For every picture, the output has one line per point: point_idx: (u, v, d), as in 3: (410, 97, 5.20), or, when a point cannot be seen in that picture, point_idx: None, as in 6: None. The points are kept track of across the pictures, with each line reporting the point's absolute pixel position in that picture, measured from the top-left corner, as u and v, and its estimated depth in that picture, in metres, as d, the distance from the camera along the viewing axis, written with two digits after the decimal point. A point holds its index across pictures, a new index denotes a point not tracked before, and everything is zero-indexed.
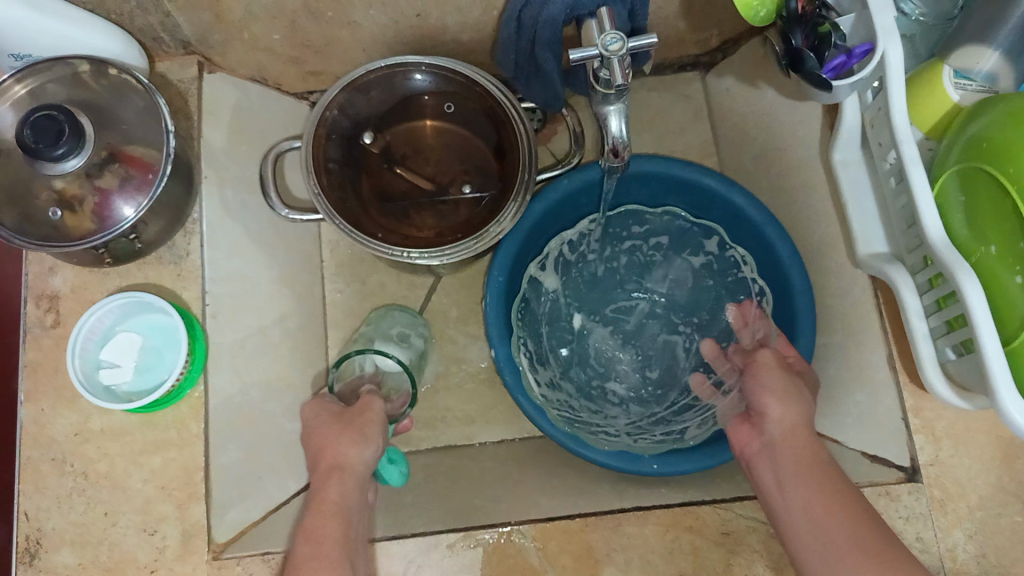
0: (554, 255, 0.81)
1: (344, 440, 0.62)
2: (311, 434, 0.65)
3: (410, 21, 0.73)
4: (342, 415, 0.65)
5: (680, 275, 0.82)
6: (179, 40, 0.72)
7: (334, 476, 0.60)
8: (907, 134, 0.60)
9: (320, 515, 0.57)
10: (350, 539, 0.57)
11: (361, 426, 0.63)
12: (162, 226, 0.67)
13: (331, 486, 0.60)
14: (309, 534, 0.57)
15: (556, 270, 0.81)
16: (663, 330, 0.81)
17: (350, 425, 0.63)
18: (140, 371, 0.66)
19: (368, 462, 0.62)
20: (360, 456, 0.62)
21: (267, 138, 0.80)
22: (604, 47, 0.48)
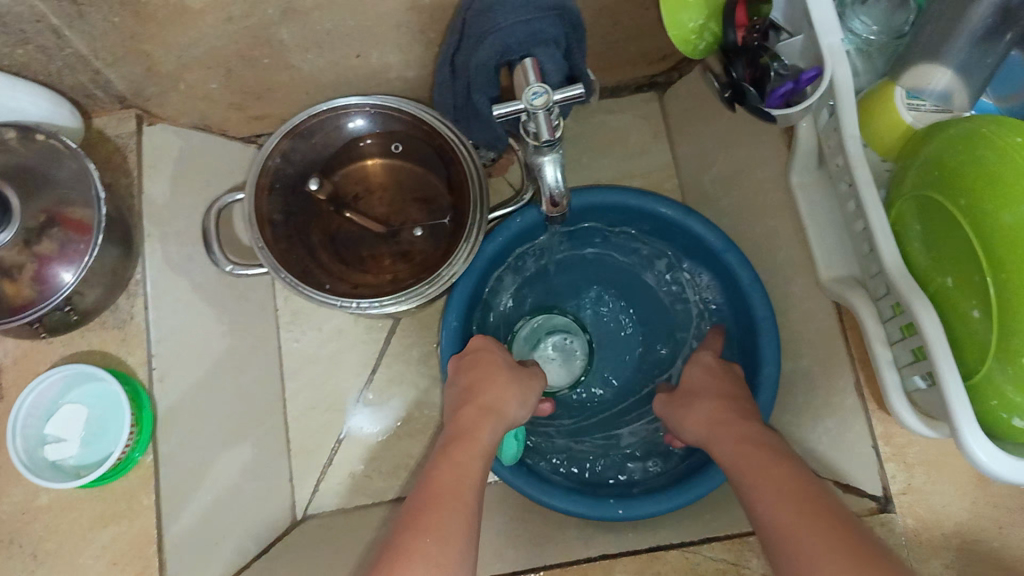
0: (514, 264, 0.79)
1: (510, 392, 0.65)
2: (474, 368, 0.67)
3: (350, 62, 0.71)
4: (515, 369, 0.68)
5: (638, 288, 0.81)
6: (114, 94, 0.70)
7: (488, 420, 0.61)
8: (861, 158, 0.58)
9: (469, 450, 0.57)
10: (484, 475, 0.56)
11: (529, 384, 0.67)
12: (101, 293, 0.65)
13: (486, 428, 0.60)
14: (458, 467, 0.55)
15: (517, 275, 0.80)
16: (619, 339, 0.82)
17: (515, 374, 0.67)
18: (86, 442, 0.64)
19: (512, 419, 0.64)
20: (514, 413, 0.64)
21: (213, 187, 0.79)
22: (527, 103, 0.46)
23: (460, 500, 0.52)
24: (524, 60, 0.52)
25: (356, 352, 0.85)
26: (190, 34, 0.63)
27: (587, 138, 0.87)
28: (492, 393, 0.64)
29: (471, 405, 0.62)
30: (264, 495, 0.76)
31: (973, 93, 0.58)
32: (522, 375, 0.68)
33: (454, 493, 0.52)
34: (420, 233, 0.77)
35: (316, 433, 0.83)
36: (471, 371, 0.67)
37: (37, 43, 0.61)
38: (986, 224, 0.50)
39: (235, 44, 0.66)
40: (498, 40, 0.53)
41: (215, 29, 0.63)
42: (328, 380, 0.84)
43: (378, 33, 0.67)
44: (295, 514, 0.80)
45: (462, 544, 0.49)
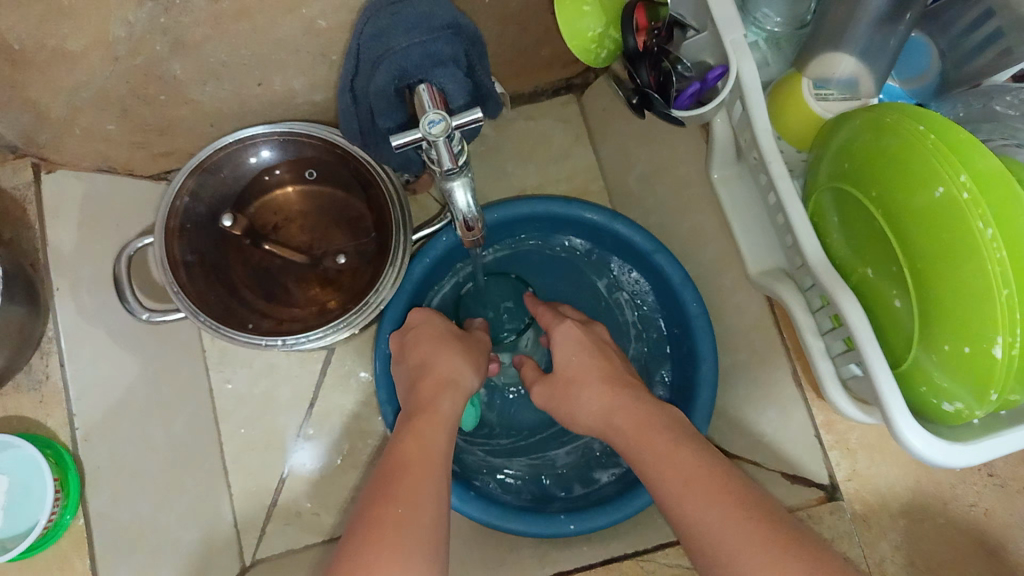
0: (460, 270, 0.78)
1: (460, 363, 0.62)
2: (420, 348, 0.63)
3: (252, 91, 0.68)
4: (459, 341, 0.65)
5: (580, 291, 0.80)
6: (5, 143, 0.66)
7: (448, 393, 0.58)
8: (774, 152, 0.58)
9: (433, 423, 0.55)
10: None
11: (475, 349, 0.65)
12: (10, 354, 0.61)
13: (445, 398, 0.58)
14: (422, 436, 0.53)
15: (455, 280, 0.79)
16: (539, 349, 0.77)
17: (464, 344, 0.65)
18: (10, 511, 0.61)
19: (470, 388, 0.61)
20: (468, 381, 0.61)
21: (122, 231, 0.75)
22: (425, 131, 0.45)
23: (430, 471, 0.50)
24: (419, 89, 0.50)
25: (292, 386, 0.83)
26: (77, 77, 0.60)
27: (509, 146, 0.85)
28: (444, 368, 0.61)
29: (429, 379, 0.60)
30: (208, 543, 0.73)
31: (880, 78, 0.58)
32: (464, 344, 0.65)
33: (419, 464, 0.50)
34: (344, 260, 0.75)
35: (259, 473, 0.81)
36: (422, 347, 0.64)
37: None
38: (896, 211, 0.50)
39: (127, 83, 0.63)
40: (395, 63, 0.52)
41: (103, 69, 0.60)
42: (263, 418, 0.82)
43: (277, 60, 0.65)
44: (243, 559, 0.77)
45: (430, 557, 0.44)
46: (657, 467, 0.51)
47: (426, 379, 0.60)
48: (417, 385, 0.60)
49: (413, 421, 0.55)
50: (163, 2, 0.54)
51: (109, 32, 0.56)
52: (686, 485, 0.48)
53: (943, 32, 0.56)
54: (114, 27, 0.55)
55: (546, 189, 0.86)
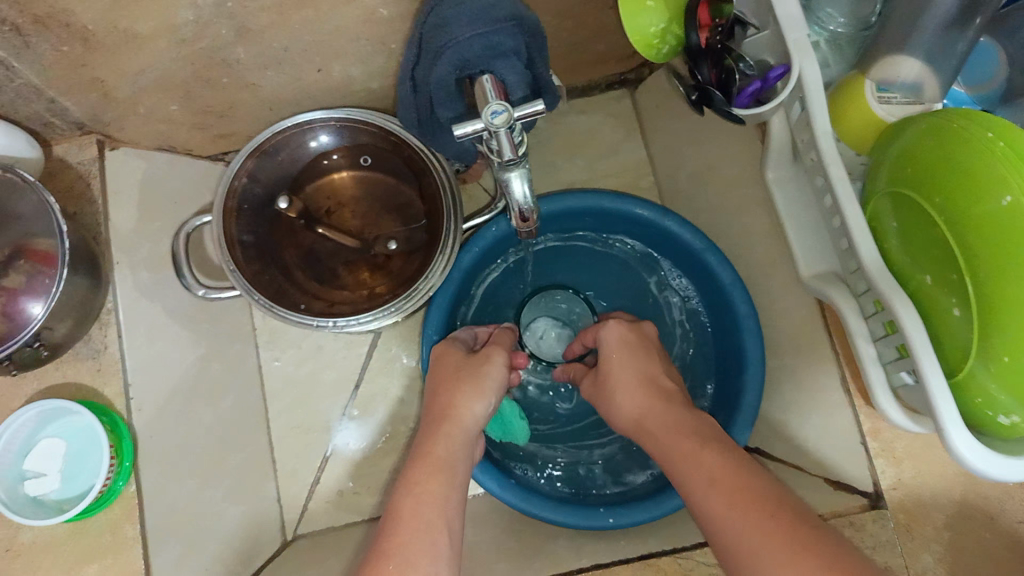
0: (510, 259, 0.79)
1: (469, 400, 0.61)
2: (435, 378, 0.65)
3: (311, 77, 0.69)
4: (465, 363, 0.65)
5: (627, 288, 0.80)
6: (72, 121, 0.69)
7: (443, 425, 0.59)
8: (834, 155, 0.57)
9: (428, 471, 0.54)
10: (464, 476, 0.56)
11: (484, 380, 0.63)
12: (73, 324, 0.63)
13: (442, 437, 0.58)
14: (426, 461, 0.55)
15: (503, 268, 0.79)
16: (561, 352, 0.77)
17: (470, 376, 0.63)
18: (67, 477, 0.64)
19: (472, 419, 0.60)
20: (471, 413, 0.61)
21: (180, 209, 0.77)
22: (487, 121, 0.45)
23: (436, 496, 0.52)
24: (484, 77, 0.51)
25: (336, 368, 0.84)
26: (143, 60, 0.62)
27: (560, 140, 0.86)
28: (455, 403, 0.61)
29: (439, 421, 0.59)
30: (253, 520, 0.75)
31: (945, 83, 0.57)
32: (474, 377, 0.63)
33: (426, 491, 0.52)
34: (395, 246, 0.76)
35: (302, 452, 0.82)
36: (436, 378, 0.65)
37: None
38: (958, 217, 0.49)
39: (191, 66, 0.64)
40: (456, 55, 0.52)
41: (170, 52, 0.62)
42: (307, 397, 0.84)
43: (336, 47, 0.66)
44: (286, 534, 0.79)
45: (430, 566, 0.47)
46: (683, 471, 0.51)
47: (435, 410, 0.61)
48: (428, 411, 0.61)
49: (412, 472, 0.54)
50: None
51: (178, 16, 0.57)
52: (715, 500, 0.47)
53: (1013, 37, 0.55)
54: (182, 11, 0.57)
55: (595, 183, 0.86)
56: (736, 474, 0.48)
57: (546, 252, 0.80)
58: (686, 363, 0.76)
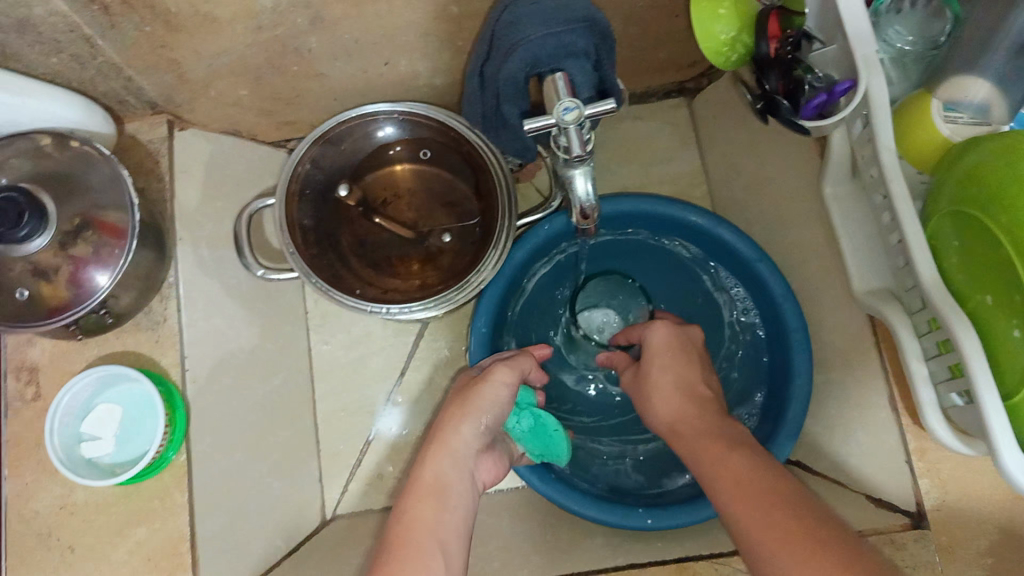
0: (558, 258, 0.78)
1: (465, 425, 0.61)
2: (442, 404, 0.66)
3: (378, 70, 0.71)
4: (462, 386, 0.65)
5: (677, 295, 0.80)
6: (146, 100, 0.71)
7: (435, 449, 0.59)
8: (896, 171, 0.57)
9: (418, 499, 0.55)
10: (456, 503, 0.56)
11: (477, 404, 0.62)
12: (135, 295, 0.66)
13: (435, 462, 0.58)
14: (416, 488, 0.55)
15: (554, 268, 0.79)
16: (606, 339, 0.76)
17: (463, 400, 0.63)
18: (120, 442, 0.66)
19: (463, 442, 0.60)
20: (464, 438, 0.60)
21: (242, 191, 0.80)
22: (559, 116, 0.46)
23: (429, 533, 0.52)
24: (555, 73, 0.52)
25: (383, 356, 0.86)
26: (219, 43, 0.64)
27: (615, 144, 0.86)
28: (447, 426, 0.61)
29: (430, 444, 0.60)
30: (293, 497, 0.77)
31: (1014, 105, 0.56)
32: (469, 398, 0.63)
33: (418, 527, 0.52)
34: (448, 239, 0.77)
35: (345, 435, 0.84)
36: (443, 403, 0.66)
37: (70, 52, 0.62)
38: None
39: (264, 52, 0.66)
40: (528, 52, 0.53)
41: (245, 38, 0.63)
42: (354, 382, 0.85)
43: (405, 41, 0.67)
44: (325, 513, 0.81)
45: None
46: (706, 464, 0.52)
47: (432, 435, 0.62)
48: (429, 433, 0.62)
49: (403, 498, 0.55)
50: None
51: (256, 3, 0.59)
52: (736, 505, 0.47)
53: None
54: None
55: (648, 189, 0.86)
56: (765, 475, 0.48)
57: (598, 255, 0.80)
58: (732, 371, 0.76)
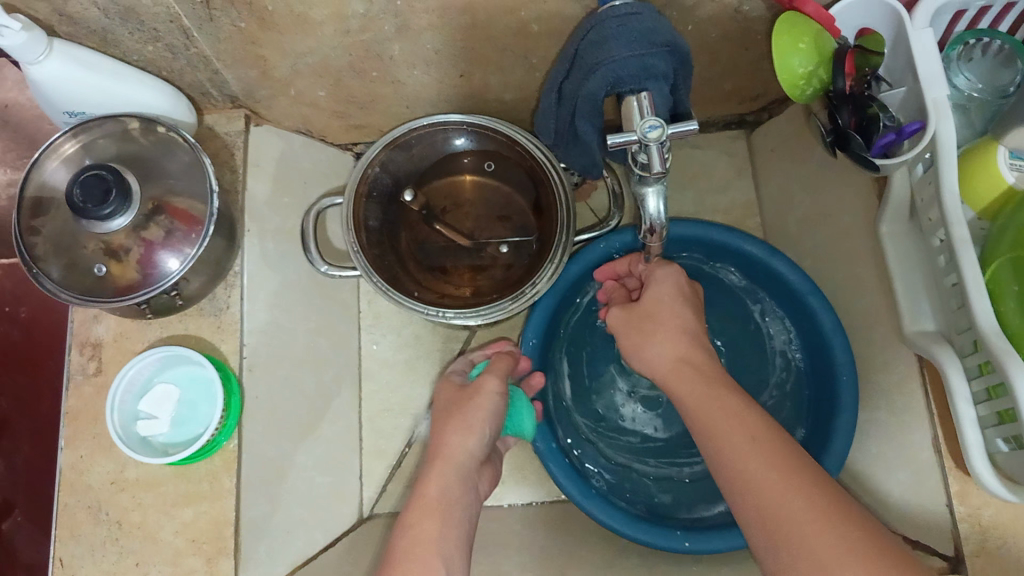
0: None
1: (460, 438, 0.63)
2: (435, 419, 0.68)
3: (453, 81, 0.73)
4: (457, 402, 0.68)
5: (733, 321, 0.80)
6: (228, 95, 0.74)
7: (440, 465, 0.62)
8: (958, 215, 0.58)
9: (423, 511, 0.57)
10: (460, 531, 0.57)
11: (472, 416, 0.65)
12: (203, 281, 0.68)
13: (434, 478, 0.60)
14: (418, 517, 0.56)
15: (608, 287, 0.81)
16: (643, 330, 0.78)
17: (460, 416, 0.65)
18: (175, 424, 0.67)
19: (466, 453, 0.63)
20: (464, 448, 0.63)
21: (308, 189, 0.82)
22: (642, 134, 0.48)
23: (431, 546, 0.54)
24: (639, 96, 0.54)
25: (431, 361, 0.88)
26: (307, 43, 0.66)
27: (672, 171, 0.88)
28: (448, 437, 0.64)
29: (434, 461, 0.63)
30: (333, 491, 0.79)
31: None
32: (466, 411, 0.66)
33: (428, 542, 0.54)
34: (505, 251, 0.79)
35: (388, 436, 0.86)
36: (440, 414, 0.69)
37: (166, 42, 0.65)
38: None
39: (348, 57, 0.68)
40: (610, 72, 0.55)
41: (331, 40, 0.66)
42: (403, 386, 0.87)
43: (482, 55, 0.70)
44: (363, 511, 0.83)
45: None
46: (713, 452, 0.52)
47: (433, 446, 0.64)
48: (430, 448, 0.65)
49: (409, 512, 0.57)
50: None
51: (349, 8, 0.62)
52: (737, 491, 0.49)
53: None
54: (355, 4, 0.61)
55: (702, 217, 0.88)
56: (775, 462, 0.49)
57: None
58: (781, 401, 0.77)
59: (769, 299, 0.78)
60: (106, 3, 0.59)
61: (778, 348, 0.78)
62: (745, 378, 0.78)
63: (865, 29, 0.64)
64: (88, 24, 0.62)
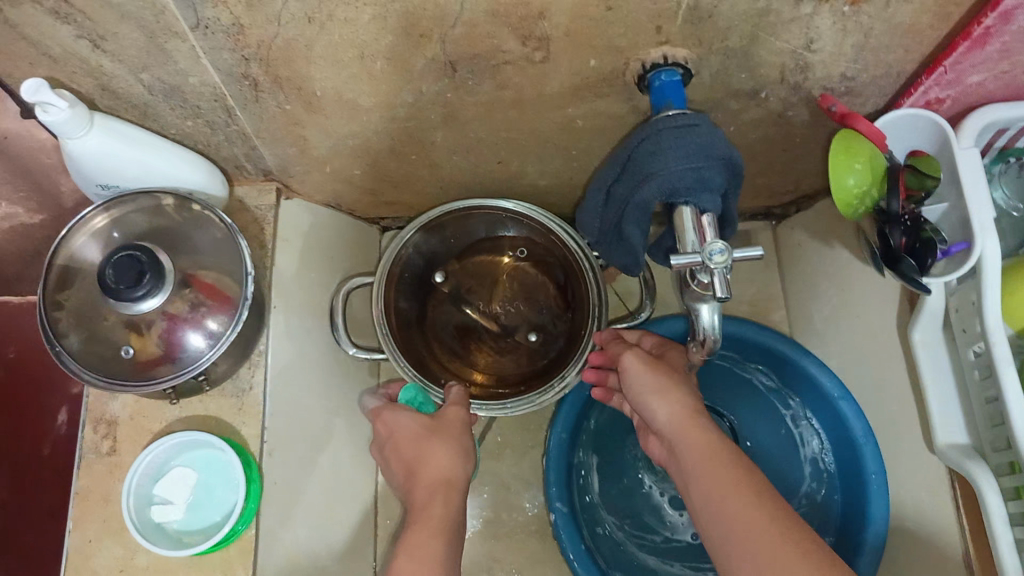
0: None
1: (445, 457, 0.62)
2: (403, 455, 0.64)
3: (490, 166, 0.74)
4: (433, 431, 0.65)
5: (766, 424, 0.85)
6: (261, 169, 0.73)
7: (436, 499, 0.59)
8: (1001, 336, 0.56)
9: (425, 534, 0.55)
10: (452, 564, 0.54)
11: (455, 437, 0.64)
12: (229, 363, 0.67)
13: (437, 503, 0.58)
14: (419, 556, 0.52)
15: None
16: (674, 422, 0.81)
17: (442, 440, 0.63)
18: (191, 509, 0.64)
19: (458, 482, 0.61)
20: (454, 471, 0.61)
21: (333, 261, 0.82)
22: (707, 258, 0.48)
23: None
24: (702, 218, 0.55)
25: None
26: (351, 127, 0.66)
27: None
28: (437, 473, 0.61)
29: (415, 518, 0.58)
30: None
31: None
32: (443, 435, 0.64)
33: None
34: (533, 339, 0.79)
35: None
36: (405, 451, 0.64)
37: (206, 119, 0.64)
38: None
39: (391, 140, 0.68)
40: (665, 182, 0.55)
41: (376, 124, 0.65)
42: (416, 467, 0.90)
43: (523, 145, 0.70)
44: None
45: None
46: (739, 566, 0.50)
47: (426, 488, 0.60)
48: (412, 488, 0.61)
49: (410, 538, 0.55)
50: (456, 81, 0.59)
51: (399, 96, 0.61)
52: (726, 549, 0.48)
53: None
54: (406, 94, 0.61)
55: (725, 307, 0.91)
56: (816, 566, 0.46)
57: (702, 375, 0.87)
58: (811, 510, 0.81)
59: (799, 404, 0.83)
60: (153, 81, 0.58)
61: (807, 452, 0.82)
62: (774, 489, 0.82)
63: (914, 150, 0.64)
64: (130, 99, 0.61)
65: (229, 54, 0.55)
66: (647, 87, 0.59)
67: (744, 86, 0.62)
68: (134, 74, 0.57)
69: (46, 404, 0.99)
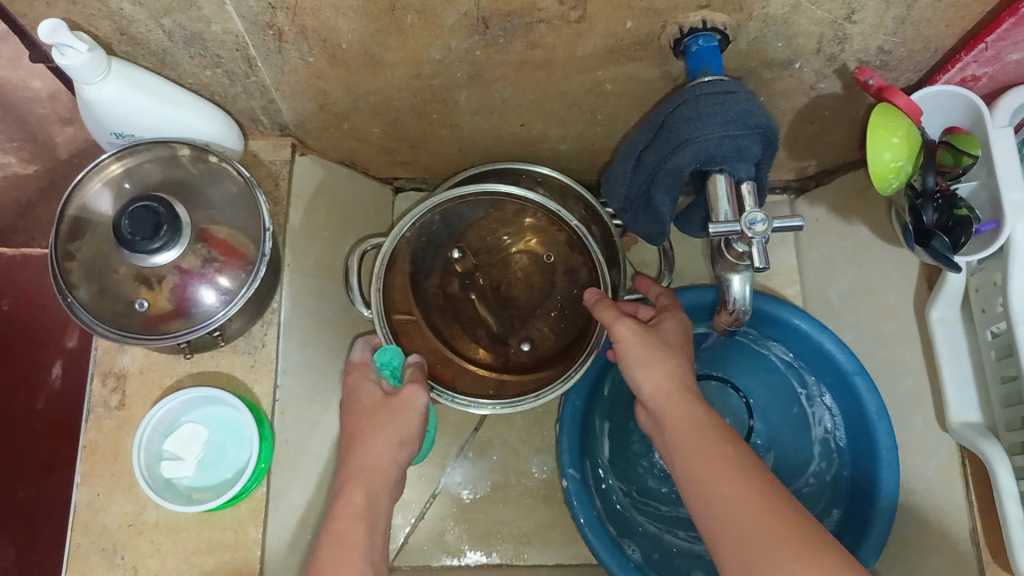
0: None
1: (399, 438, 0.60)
2: None
3: (511, 129, 0.73)
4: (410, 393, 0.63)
5: (776, 401, 0.85)
6: (278, 123, 0.71)
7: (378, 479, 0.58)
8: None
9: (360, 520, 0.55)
10: None
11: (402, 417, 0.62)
12: (243, 320, 0.66)
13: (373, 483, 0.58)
14: None
15: None
16: None
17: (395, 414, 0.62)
18: (202, 466, 0.64)
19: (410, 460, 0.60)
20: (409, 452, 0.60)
21: (346, 221, 0.81)
22: (747, 226, 0.48)
23: None
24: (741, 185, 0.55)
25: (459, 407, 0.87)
26: (374, 82, 0.64)
27: None
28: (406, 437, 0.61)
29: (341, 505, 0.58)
30: None
31: None
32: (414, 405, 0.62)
33: None
34: (524, 350, 0.78)
35: (413, 486, 0.84)
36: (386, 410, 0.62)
37: (226, 68, 0.62)
38: None
39: (412, 99, 0.67)
40: (699, 150, 0.54)
41: (399, 81, 0.64)
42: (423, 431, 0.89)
43: (547, 108, 0.69)
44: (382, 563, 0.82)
45: None
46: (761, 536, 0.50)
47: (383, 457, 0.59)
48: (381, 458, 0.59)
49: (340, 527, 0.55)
50: (487, 39, 0.57)
51: (427, 53, 0.60)
52: (744, 522, 0.48)
53: None
54: (433, 50, 0.59)
55: None
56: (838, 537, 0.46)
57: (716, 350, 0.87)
58: (818, 488, 0.81)
59: (810, 381, 0.83)
60: (173, 27, 0.56)
61: (818, 432, 0.82)
62: (785, 465, 0.83)
63: (951, 126, 0.63)
64: (149, 45, 0.59)
65: (256, 2, 0.53)
66: (682, 52, 0.58)
67: (779, 56, 0.61)
68: (155, 19, 0.55)
69: (44, 359, 0.98)
